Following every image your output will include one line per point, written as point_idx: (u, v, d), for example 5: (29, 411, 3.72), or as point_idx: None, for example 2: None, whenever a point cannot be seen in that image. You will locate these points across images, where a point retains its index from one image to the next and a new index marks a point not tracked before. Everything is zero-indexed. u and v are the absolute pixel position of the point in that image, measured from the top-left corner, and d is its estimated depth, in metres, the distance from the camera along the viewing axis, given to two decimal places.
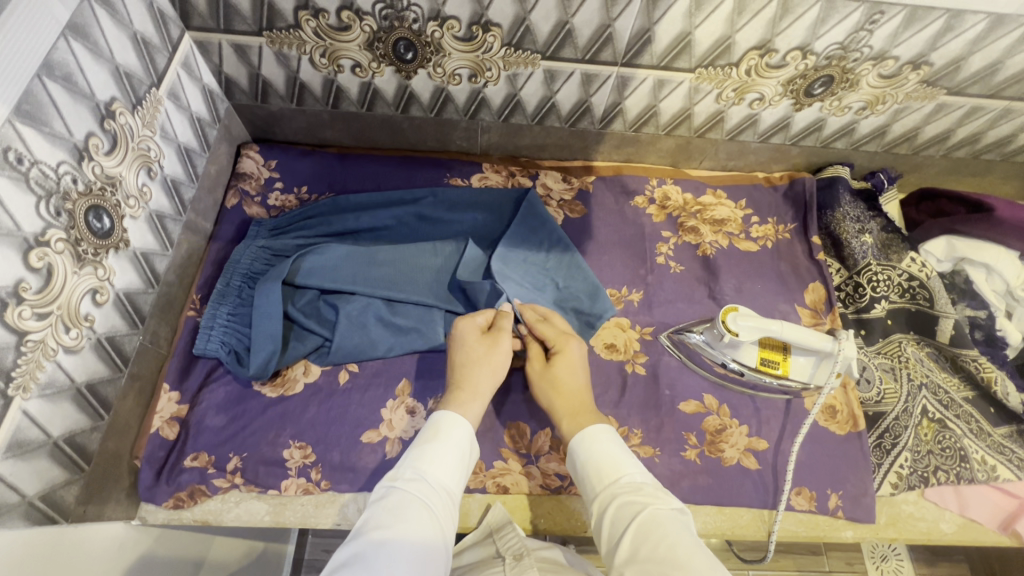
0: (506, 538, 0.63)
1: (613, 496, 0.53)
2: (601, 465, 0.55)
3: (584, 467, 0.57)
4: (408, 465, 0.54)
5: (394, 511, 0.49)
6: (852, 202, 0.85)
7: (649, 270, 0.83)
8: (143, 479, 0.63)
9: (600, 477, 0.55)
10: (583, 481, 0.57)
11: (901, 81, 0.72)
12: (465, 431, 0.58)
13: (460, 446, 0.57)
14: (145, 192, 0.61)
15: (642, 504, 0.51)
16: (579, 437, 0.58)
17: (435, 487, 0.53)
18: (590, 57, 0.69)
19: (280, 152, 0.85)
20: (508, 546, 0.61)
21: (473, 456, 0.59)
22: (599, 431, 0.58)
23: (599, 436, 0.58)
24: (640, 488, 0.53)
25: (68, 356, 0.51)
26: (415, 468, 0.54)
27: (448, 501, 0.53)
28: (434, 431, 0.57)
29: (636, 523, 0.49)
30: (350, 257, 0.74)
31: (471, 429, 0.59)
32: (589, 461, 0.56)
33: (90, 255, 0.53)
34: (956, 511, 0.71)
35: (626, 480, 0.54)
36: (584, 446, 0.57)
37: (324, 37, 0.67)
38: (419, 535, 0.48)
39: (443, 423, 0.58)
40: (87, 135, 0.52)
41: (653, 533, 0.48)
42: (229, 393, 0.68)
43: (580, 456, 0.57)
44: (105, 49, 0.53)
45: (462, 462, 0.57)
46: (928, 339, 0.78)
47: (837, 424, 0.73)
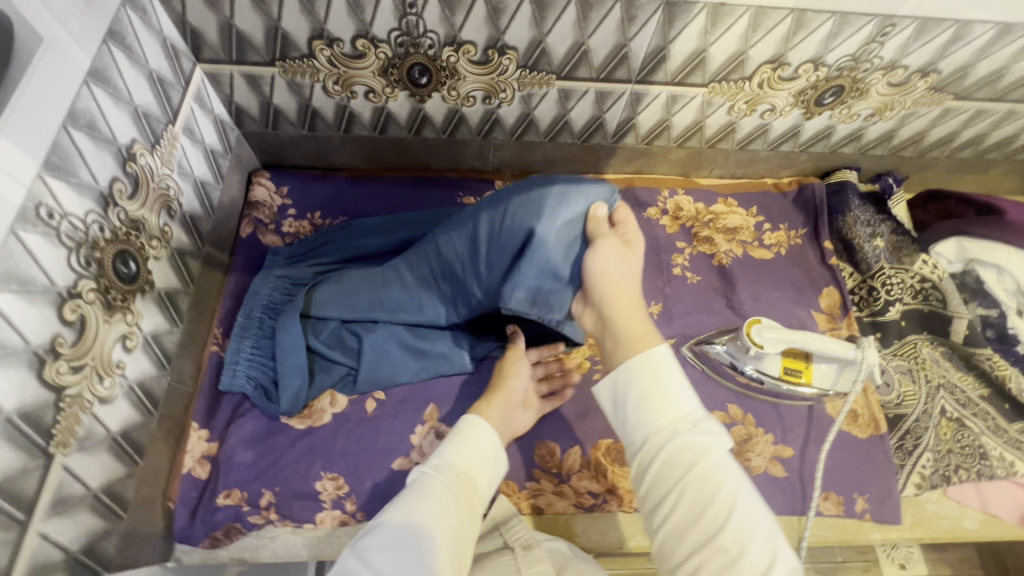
0: (514, 530, 0.61)
1: (670, 439, 0.42)
2: (659, 399, 0.43)
3: (633, 403, 0.44)
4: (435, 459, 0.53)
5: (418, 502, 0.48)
6: (862, 206, 0.86)
7: (666, 281, 0.83)
8: (178, 520, 0.62)
9: (653, 417, 0.43)
10: (629, 411, 0.44)
11: (909, 89, 0.73)
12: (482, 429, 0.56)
13: (477, 440, 0.55)
14: (167, 231, 0.60)
15: (699, 453, 0.41)
16: (634, 358, 0.45)
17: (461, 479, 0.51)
18: (604, 76, 0.69)
19: (291, 178, 0.84)
20: (516, 537, 0.60)
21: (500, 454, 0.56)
22: (663, 358, 0.44)
23: (662, 369, 0.44)
24: (699, 430, 0.42)
25: (103, 407, 0.51)
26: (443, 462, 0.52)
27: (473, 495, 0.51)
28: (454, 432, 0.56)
29: (687, 479, 0.40)
30: (365, 280, 0.70)
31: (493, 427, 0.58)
32: (643, 391, 0.44)
33: (119, 301, 0.52)
34: (978, 508, 0.72)
35: (686, 423, 0.42)
36: (641, 372, 0.44)
37: (338, 65, 0.67)
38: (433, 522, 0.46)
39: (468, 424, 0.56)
40: (111, 181, 0.51)
41: (709, 490, 0.40)
42: (258, 426, 0.68)
43: (626, 381, 0.44)
44: (124, 92, 0.53)
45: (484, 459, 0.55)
46: (942, 339, 0.80)
47: (859, 428, 0.75)
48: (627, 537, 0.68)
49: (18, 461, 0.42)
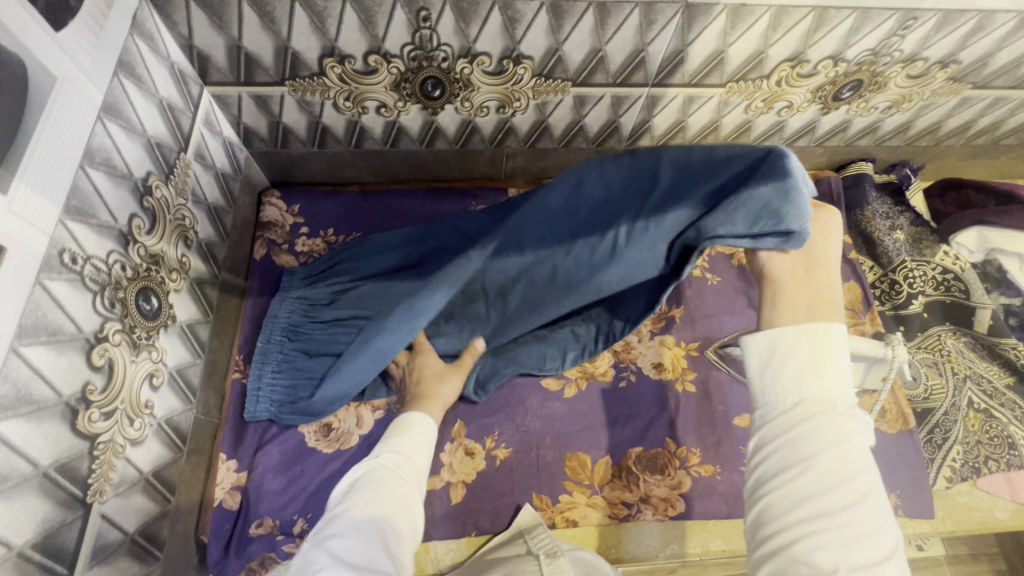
0: (538, 537, 0.60)
1: (825, 408, 0.36)
2: (825, 369, 0.36)
3: (797, 369, 0.37)
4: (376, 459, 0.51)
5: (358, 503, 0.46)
6: (879, 198, 0.87)
7: (686, 284, 0.83)
8: (212, 554, 0.62)
9: (815, 381, 0.36)
10: (782, 369, 0.37)
11: (928, 80, 0.72)
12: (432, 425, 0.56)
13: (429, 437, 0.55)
14: (185, 262, 0.59)
15: (851, 432, 0.35)
16: (813, 335, 0.37)
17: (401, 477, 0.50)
18: (621, 80, 0.68)
19: (301, 195, 0.82)
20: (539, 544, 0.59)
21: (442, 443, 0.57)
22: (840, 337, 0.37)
23: (837, 352, 0.37)
24: (851, 410, 0.37)
25: (135, 449, 0.50)
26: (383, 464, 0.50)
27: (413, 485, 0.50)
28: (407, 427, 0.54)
29: (833, 453, 0.35)
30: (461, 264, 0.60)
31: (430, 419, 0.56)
32: (809, 359, 0.37)
33: (144, 339, 0.51)
34: (1009, 498, 0.72)
35: (844, 399, 0.36)
36: (815, 345, 0.37)
37: (349, 81, 0.65)
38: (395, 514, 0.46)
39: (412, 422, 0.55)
40: (130, 217, 0.50)
41: (851, 470, 0.35)
42: (286, 452, 0.66)
43: (792, 344, 0.37)
44: (137, 124, 0.51)
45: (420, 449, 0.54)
46: (964, 329, 0.79)
47: (887, 423, 0.74)
48: (663, 546, 0.68)
49: (57, 515, 0.41)
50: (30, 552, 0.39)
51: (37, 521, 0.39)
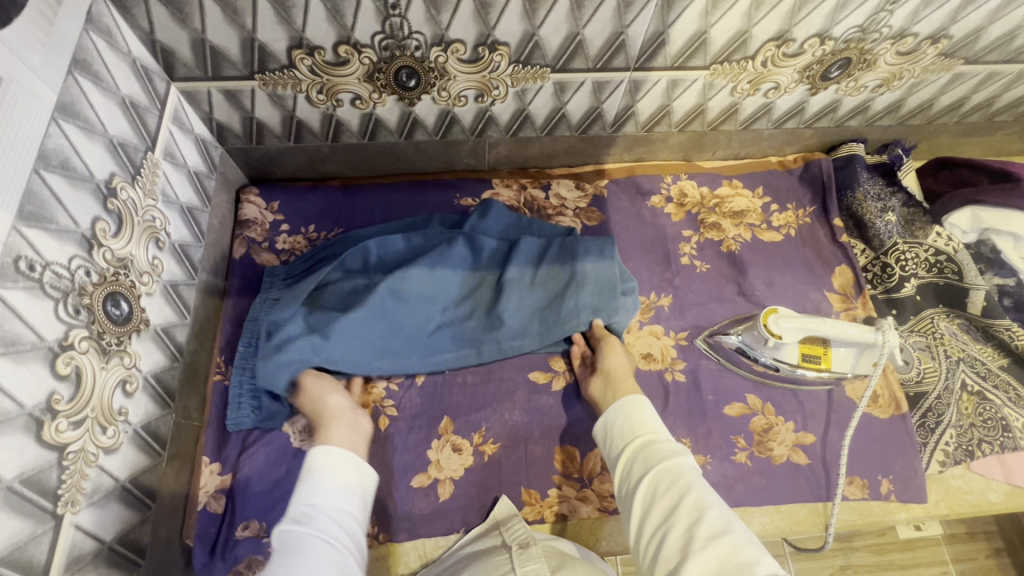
0: (512, 529, 0.61)
1: (643, 445, 0.55)
2: (637, 420, 0.58)
3: (620, 422, 0.59)
4: (296, 505, 0.51)
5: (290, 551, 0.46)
6: (871, 178, 0.85)
7: (675, 272, 0.81)
8: (198, 557, 0.61)
9: (629, 430, 0.58)
10: (614, 430, 0.59)
11: (919, 56, 0.70)
12: (345, 455, 0.57)
13: (341, 469, 0.55)
14: (157, 264, 0.58)
15: (666, 454, 0.53)
16: (620, 401, 0.61)
17: (324, 515, 0.50)
18: (601, 66, 0.66)
19: (281, 191, 0.80)
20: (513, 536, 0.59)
21: (369, 474, 0.58)
22: (641, 400, 0.60)
23: (642, 401, 0.60)
24: (668, 440, 0.55)
25: (108, 457, 0.49)
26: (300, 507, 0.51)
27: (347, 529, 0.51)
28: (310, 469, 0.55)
29: (655, 471, 0.51)
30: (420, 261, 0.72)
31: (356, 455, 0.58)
32: (626, 416, 0.59)
33: (114, 345, 0.50)
34: (1003, 480, 0.72)
35: (658, 436, 0.56)
36: (626, 405, 0.60)
37: (321, 73, 0.63)
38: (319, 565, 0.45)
39: (316, 457, 0.55)
40: (93, 221, 0.48)
41: (674, 477, 0.50)
42: (271, 453, 0.66)
43: (611, 417, 0.60)
44: (97, 123, 0.49)
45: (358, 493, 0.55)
46: (959, 311, 0.78)
47: (880, 409, 0.74)
48: None
49: (26, 529, 0.40)
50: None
51: (3, 535, 0.38)
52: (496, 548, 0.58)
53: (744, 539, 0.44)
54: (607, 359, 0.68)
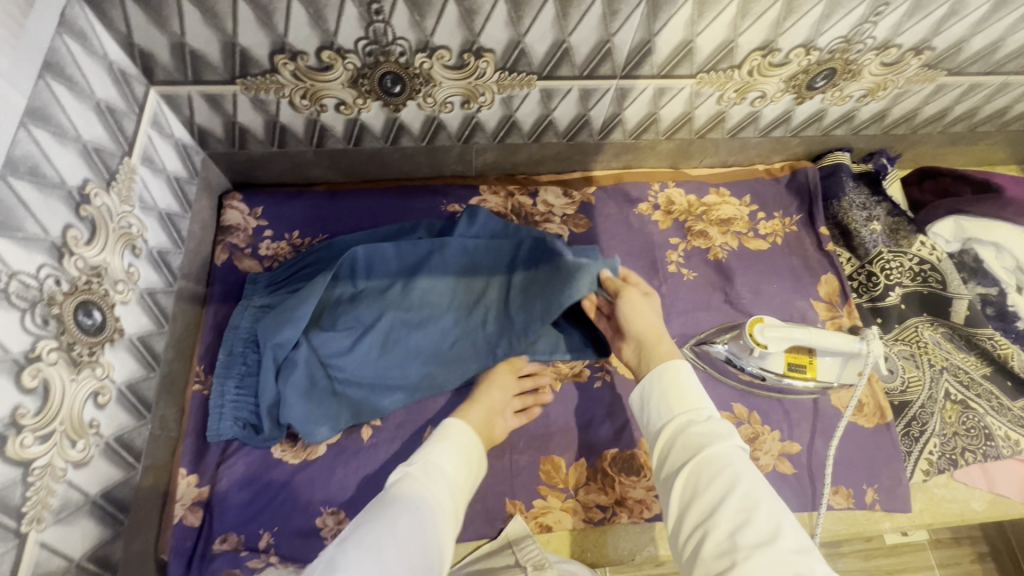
0: (527, 549, 0.63)
1: (684, 424, 0.54)
2: (679, 393, 0.56)
3: (658, 392, 0.57)
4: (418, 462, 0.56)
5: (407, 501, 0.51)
6: (856, 188, 0.85)
7: (662, 280, 0.81)
8: (174, 572, 0.59)
9: (670, 406, 0.55)
10: (653, 401, 0.57)
11: (902, 67, 0.70)
12: (467, 437, 0.60)
13: (462, 448, 0.58)
14: (133, 272, 0.56)
15: (711, 439, 0.51)
16: (657, 369, 0.58)
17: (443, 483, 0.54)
18: (587, 73, 0.66)
19: (265, 197, 0.79)
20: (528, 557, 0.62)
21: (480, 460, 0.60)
22: (683, 367, 0.57)
23: (683, 369, 0.57)
24: (709, 420, 0.53)
25: (78, 472, 0.47)
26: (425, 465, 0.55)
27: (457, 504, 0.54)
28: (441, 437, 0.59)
29: (699, 459, 0.50)
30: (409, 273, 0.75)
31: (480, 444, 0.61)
32: (666, 387, 0.56)
33: (86, 355, 0.49)
34: (986, 488, 0.73)
35: (699, 415, 0.54)
36: (663, 375, 0.57)
37: (304, 78, 0.62)
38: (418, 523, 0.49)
39: (452, 430, 0.59)
40: (64, 229, 0.47)
41: (717, 469, 0.49)
42: (251, 464, 0.65)
43: (649, 388, 0.58)
44: (70, 128, 0.48)
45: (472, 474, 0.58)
46: (942, 320, 0.79)
47: (865, 418, 0.74)
48: (640, 549, 0.67)
49: None
50: None
51: None
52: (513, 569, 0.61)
53: (794, 546, 0.43)
54: (632, 322, 0.64)
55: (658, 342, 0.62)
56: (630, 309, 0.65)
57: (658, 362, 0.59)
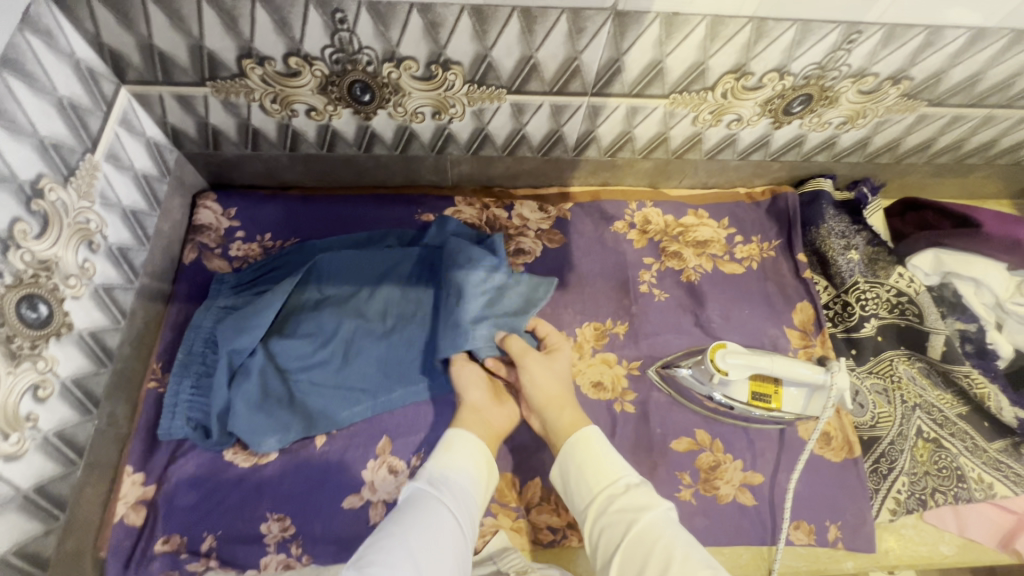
0: (508, 559, 0.62)
1: (607, 500, 0.54)
2: (594, 469, 0.57)
3: (575, 470, 0.58)
4: (428, 471, 0.55)
5: (418, 508, 0.51)
6: (837, 215, 0.83)
7: (633, 300, 0.80)
8: (111, 571, 0.59)
9: (589, 483, 0.56)
10: (573, 484, 0.57)
11: (881, 96, 0.69)
12: (477, 445, 0.59)
13: (473, 456, 0.58)
14: (87, 268, 0.57)
15: (636, 511, 0.52)
16: (571, 441, 0.59)
17: (455, 488, 0.54)
18: (558, 89, 0.66)
19: (239, 198, 0.80)
20: (510, 566, 0.61)
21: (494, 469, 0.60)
22: (591, 436, 0.59)
23: (594, 438, 0.59)
24: (626, 488, 0.54)
25: (9, 465, 0.47)
26: (433, 472, 0.55)
27: (472, 508, 0.54)
28: (448, 445, 0.58)
29: (628, 536, 0.50)
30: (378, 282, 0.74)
31: (486, 446, 0.60)
32: (581, 462, 0.57)
33: (26, 349, 0.49)
34: (956, 532, 0.70)
35: (617, 485, 0.55)
36: (575, 450, 0.58)
37: (273, 83, 0.63)
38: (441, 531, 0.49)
39: (457, 437, 0.59)
40: (11, 222, 0.47)
41: (648, 535, 0.50)
42: (200, 466, 0.64)
43: (564, 466, 0.59)
44: (25, 123, 0.49)
45: (482, 477, 0.58)
46: (919, 355, 0.77)
47: (832, 451, 0.72)
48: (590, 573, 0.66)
49: None
50: None
51: None
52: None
53: None
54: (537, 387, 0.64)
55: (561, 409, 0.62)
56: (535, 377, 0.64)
57: (572, 434, 0.60)
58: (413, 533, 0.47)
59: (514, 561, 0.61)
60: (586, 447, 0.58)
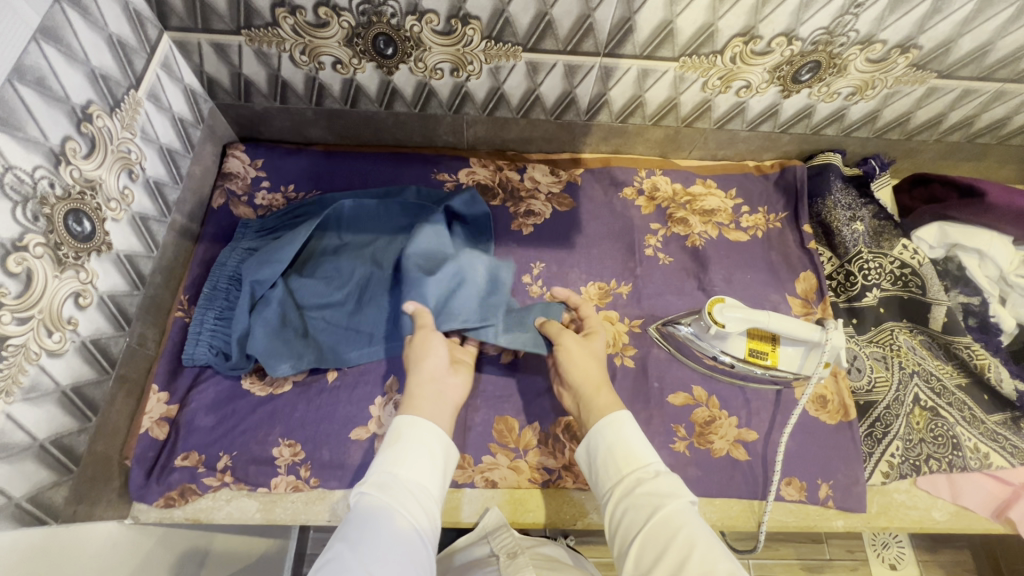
0: (499, 539, 0.65)
1: (634, 484, 0.55)
2: (624, 451, 0.58)
3: (604, 450, 0.59)
4: (375, 472, 0.55)
5: (369, 518, 0.51)
6: (844, 188, 0.85)
7: (637, 262, 0.82)
8: (134, 479, 0.63)
9: (618, 466, 0.57)
10: (599, 465, 0.59)
11: (890, 65, 0.70)
12: (428, 431, 0.58)
13: (426, 446, 0.57)
14: (127, 195, 0.61)
15: (662, 498, 0.53)
16: (603, 421, 0.60)
17: (401, 486, 0.54)
18: (571, 48, 0.68)
19: (266, 150, 0.84)
20: (502, 545, 0.64)
21: (450, 449, 0.60)
22: (626, 421, 0.60)
23: (625, 422, 0.60)
24: (656, 477, 0.55)
25: (52, 360, 0.52)
26: (380, 472, 0.55)
27: (426, 501, 0.55)
28: (395, 436, 0.57)
29: (652, 522, 0.51)
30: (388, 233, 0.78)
31: (439, 428, 0.59)
32: (612, 445, 0.59)
33: (71, 258, 0.53)
34: (949, 499, 0.70)
35: (646, 472, 0.56)
36: (608, 430, 0.59)
37: (303, 34, 0.67)
38: (391, 538, 0.49)
39: (402, 426, 0.58)
40: (63, 139, 0.52)
41: (672, 527, 0.50)
42: (219, 392, 0.69)
43: (595, 444, 0.60)
44: (79, 52, 0.53)
45: (440, 461, 0.58)
46: (920, 326, 0.78)
47: (827, 414, 0.73)
48: (583, 514, 0.68)
49: None
50: None
51: None
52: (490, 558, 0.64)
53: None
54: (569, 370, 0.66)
55: (596, 392, 0.63)
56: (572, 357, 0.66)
57: (602, 417, 0.61)
58: (360, 550, 0.48)
59: (505, 540, 0.65)
60: (618, 431, 0.59)
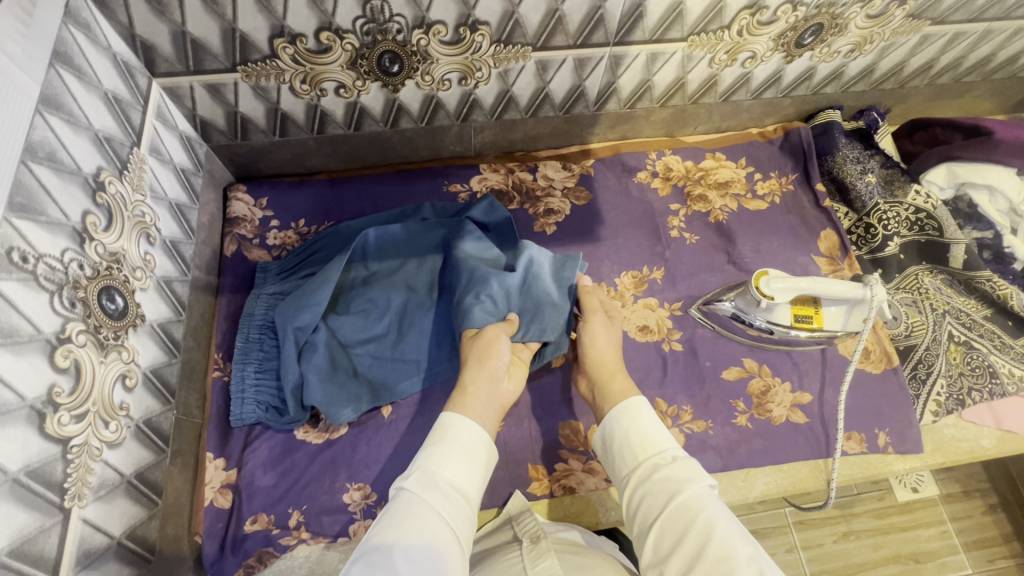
0: (524, 524, 0.60)
1: (650, 469, 0.54)
2: (639, 438, 0.56)
3: (621, 436, 0.57)
4: (415, 468, 0.51)
5: (406, 516, 0.47)
6: (849, 143, 0.87)
7: (665, 245, 0.82)
8: (208, 554, 0.60)
9: (633, 455, 0.55)
10: (614, 452, 0.57)
11: (888, 19, 0.72)
12: (476, 432, 0.55)
13: (471, 447, 0.53)
14: (149, 260, 0.57)
15: (680, 482, 0.51)
16: (617, 409, 0.58)
17: (444, 488, 0.50)
18: (581, 42, 0.67)
19: (269, 187, 0.80)
20: (525, 531, 0.59)
21: (493, 454, 0.56)
22: (641, 407, 0.58)
23: (640, 408, 0.58)
24: (673, 463, 0.53)
25: (112, 452, 0.49)
26: (421, 469, 0.51)
27: (466, 506, 0.50)
28: (441, 433, 0.54)
29: (669, 508, 0.50)
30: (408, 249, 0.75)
31: (484, 430, 0.56)
32: (626, 433, 0.57)
33: (111, 339, 0.50)
34: (994, 425, 0.73)
35: (663, 458, 0.54)
36: (623, 419, 0.57)
37: (303, 62, 0.63)
38: (429, 537, 0.45)
39: (450, 423, 0.54)
40: (83, 214, 0.48)
41: (689, 514, 0.48)
42: (274, 447, 0.65)
43: (610, 432, 0.58)
44: (80, 117, 0.49)
45: (481, 466, 0.54)
46: (941, 267, 0.81)
47: (872, 364, 0.76)
48: None
49: (33, 522, 0.40)
50: (8, 560, 0.38)
51: (12, 528, 0.39)
52: (510, 544, 0.59)
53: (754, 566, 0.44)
54: (590, 352, 0.66)
55: (611, 377, 0.62)
56: (591, 338, 0.67)
57: (615, 405, 0.59)
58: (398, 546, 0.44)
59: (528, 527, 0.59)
60: (632, 420, 0.57)
